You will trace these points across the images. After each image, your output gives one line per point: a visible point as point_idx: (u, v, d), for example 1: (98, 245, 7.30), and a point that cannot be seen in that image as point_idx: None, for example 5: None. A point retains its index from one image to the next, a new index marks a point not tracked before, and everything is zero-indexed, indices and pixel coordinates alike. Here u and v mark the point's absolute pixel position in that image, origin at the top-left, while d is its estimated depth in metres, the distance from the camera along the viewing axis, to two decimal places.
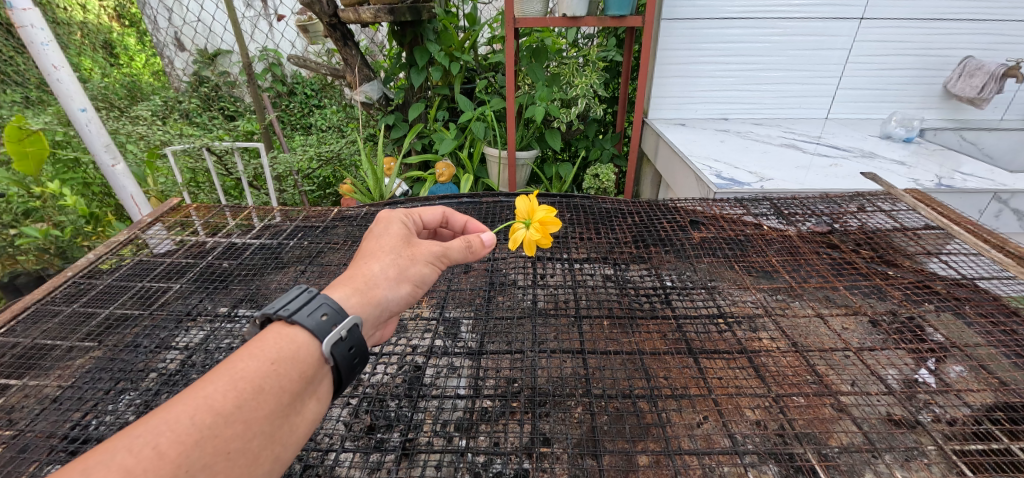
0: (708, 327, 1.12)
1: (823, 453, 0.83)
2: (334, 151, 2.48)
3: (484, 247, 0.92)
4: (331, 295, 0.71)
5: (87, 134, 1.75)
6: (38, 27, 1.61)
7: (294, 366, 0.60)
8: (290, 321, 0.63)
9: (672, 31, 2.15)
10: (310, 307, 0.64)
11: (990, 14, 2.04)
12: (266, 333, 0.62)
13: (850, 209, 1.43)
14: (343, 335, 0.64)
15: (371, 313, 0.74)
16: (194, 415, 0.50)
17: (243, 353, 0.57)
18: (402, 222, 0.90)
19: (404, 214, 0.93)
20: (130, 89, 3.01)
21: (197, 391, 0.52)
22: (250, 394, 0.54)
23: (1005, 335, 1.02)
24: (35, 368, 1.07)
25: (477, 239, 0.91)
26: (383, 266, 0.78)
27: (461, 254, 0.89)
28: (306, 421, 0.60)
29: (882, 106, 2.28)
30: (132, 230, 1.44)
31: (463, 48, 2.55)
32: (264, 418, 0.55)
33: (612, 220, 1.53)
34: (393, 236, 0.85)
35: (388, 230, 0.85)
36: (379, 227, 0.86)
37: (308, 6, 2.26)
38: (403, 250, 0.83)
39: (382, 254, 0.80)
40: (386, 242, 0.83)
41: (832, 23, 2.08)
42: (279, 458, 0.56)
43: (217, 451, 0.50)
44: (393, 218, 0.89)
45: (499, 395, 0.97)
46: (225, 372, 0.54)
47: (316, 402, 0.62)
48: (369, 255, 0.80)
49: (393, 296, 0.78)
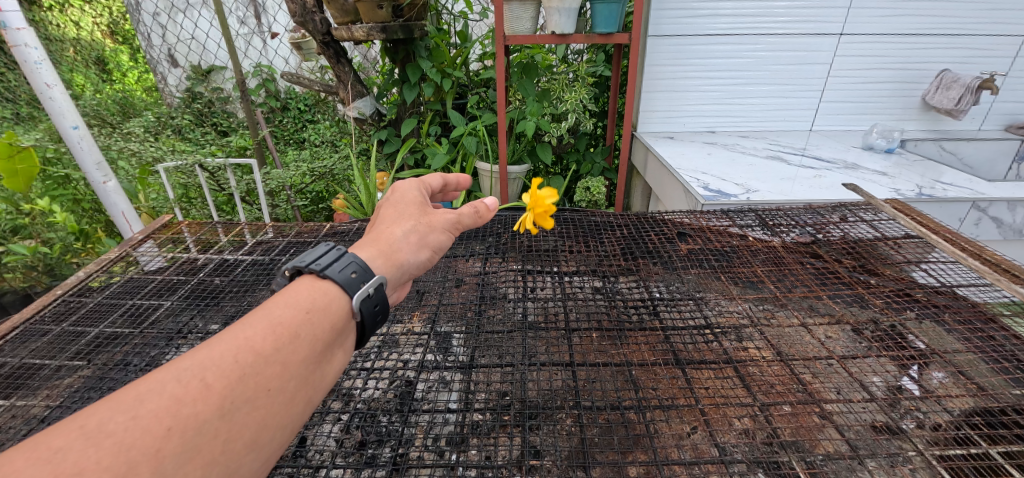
0: (696, 338, 1.14)
1: (808, 461, 0.86)
2: (327, 167, 2.46)
3: (488, 212, 0.95)
4: (360, 253, 0.72)
5: (80, 151, 1.75)
6: (31, 46, 1.62)
7: (325, 317, 0.61)
8: (322, 275, 0.64)
9: (659, 47, 2.20)
10: (340, 263, 0.66)
11: (965, 29, 2.11)
12: (299, 285, 0.63)
13: (834, 219, 1.49)
14: (370, 292, 0.66)
15: (392, 275, 0.76)
16: (236, 354, 0.52)
17: (279, 301, 0.59)
18: (416, 189, 0.93)
19: (417, 183, 0.97)
20: (122, 106, 3.03)
21: (238, 332, 0.54)
22: (288, 339, 0.56)
23: (983, 341, 1.06)
24: (23, 388, 1.06)
25: (482, 204, 0.93)
26: (405, 232, 0.80)
27: (469, 220, 0.92)
28: (334, 368, 0.61)
29: (864, 119, 2.34)
30: (123, 247, 1.46)
31: (455, 64, 2.64)
32: (301, 361, 0.56)
33: (601, 233, 1.56)
34: (410, 204, 0.87)
35: (404, 197, 0.88)
36: (394, 195, 0.89)
37: (302, 24, 2.30)
38: (421, 217, 0.84)
39: (401, 220, 0.82)
40: (401, 210, 0.85)
41: (813, 38, 2.15)
42: (312, 401, 0.58)
43: (259, 387, 0.52)
44: (406, 187, 0.92)
45: (489, 408, 0.99)
46: (264, 317, 0.56)
47: (343, 353, 0.64)
48: (390, 220, 0.82)
49: (413, 261, 0.80)
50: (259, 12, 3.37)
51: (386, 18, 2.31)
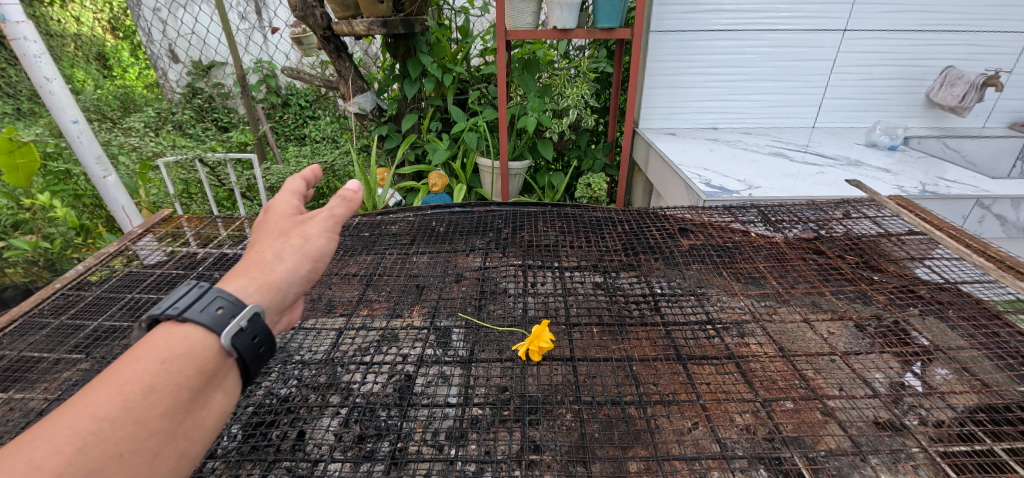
0: (698, 334, 1.13)
1: (810, 457, 0.85)
2: (328, 162, 2.50)
3: (356, 195, 0.83)
4: (224, 287, 0.63)
5: (80, 146, 1.74)
6: (31, 39, 1.60)
7: (189, 363, 0.55)
8: (180, 319, 0.57)
9: (661, 42, 2.19)
10: (203, 301, 0.58)
11: (970, 25, 2.09)
12: (155, 334, 0.56)
13: (837, 215, 1.47)
14: (243, 326, 0.58)
15: (268, 298, 0.66)
16: (69, 429, 0.45)
17: (127, 357, 0.52)
18: (291, 201, 0.82)
19: (291, 192, 0.85)
20: (122, 101, 3.02)
21: (72, 405, 0.47)
22: (140, 397, 0.49)
23: (986, 337, 1.05)
24: (21, 381, 1.06)
25: (344, 190, 0.82)
26: (279, 248, 0.71)
27: (344, 209, 0.80)
28: (211, 414, 0.55)
29: (867, 116, 2.33)
30: (122, 241, 1.44)
31: (456, 60, 2.62)
32: (161, 418, 0.50)
33: (602, 228, 1.55)
34: (282, 219, 0.77)
35: (273, 215, 0.77)
36: (266, 214, 0.79)
37: (302, 18, 2.28)
38: (293, 229, 0.74)
39: (273, 240, 0.72)
40: (273, 229, 0.75)
41: (816, 34, 2.13)
42: (184, 456, 0.52)
43: (104, 461, 0.45)
44: (278, 201, 0.82)
45: (488, 403, 0.98)
46: (108, 380, 0.49)
47: (222, 394, 0.58)
48: (262, 243, 0.73)
49: (294, 279, 0.70)
50: (260, 7, 3.35)
51: (386, 13, 2.29)
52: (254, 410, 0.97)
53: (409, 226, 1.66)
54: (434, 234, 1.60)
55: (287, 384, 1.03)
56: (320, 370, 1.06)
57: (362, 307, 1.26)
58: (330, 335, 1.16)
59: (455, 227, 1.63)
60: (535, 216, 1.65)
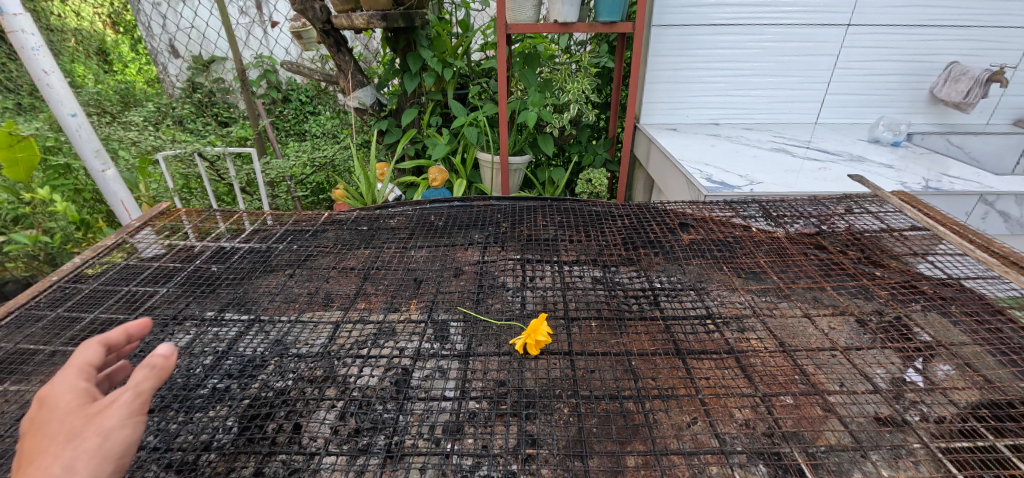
0: (698, 328, 1.12)
1: (809, 452, 0.85)
2: (328, 156, 2.47)
3: (169, 358, 0.67)
4: None
5: (78, 139, 1.73)
6: (29, 32, 1.59)
7: None
8: None
9: (662, 37, 2.17)
10: None
11: (975, 20, 2.07)
12: None
13: (839, 210, 1.46)
14: None
15: None
16: None
17: None
18: (77, 388, 0.64)
19: (76, 378, 0.66)
20: (123, 96, 3.00)
21: None
22: None
23: (990, 334, 1.03)
24: (16, 373, 1.05)
25: (150, 357, 0.65)
26: (68, 457, 0.55)
27: (152, 381, 0.64)
28: None
29: (871, 111, 2.31)
30: (120, 235, 1.45)
31: (456, 54, 2.61)
32: None
33: (602, 222, 1.55)
34: (67, 417, 0.60)
35: (49, 418, 0.59)
36: (41, 413, 0.61)
37: (302, 11, 2.26)
38: (82, 429, 0.58)
39: (54, 451, 0.56)
40: (51, 433, 0.58)
41: (819, 29, 2.11)
42: None
43: None
44: (56, 394, 0.63)
45: (485, 397, 0.96)
46: None
47: None
48: (39, 455, 0.56)
49: None
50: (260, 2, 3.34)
51: (386, 6, 2.27)
52: (249, 403, 0.96)
53: (407, 220, 1.65)
54: (433, 228, 1.59)
55: (283, 377, 1.02)
56: (316, 363, 1.05)
57: (359, 300, 1.25)
58: (327, 328, 1.15)
59: (454, 221, 1.62)
60: (534, 210, 1.64)
